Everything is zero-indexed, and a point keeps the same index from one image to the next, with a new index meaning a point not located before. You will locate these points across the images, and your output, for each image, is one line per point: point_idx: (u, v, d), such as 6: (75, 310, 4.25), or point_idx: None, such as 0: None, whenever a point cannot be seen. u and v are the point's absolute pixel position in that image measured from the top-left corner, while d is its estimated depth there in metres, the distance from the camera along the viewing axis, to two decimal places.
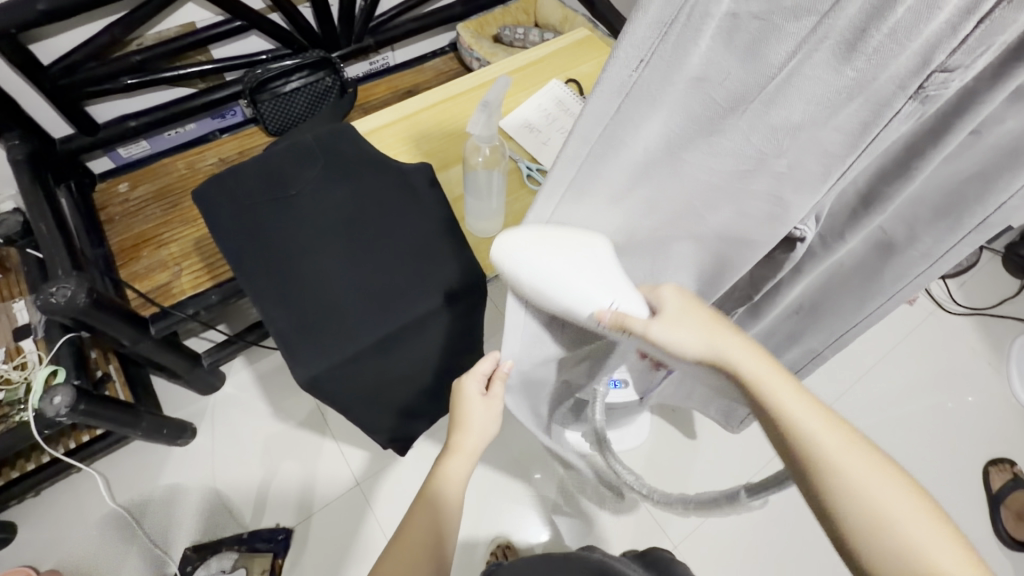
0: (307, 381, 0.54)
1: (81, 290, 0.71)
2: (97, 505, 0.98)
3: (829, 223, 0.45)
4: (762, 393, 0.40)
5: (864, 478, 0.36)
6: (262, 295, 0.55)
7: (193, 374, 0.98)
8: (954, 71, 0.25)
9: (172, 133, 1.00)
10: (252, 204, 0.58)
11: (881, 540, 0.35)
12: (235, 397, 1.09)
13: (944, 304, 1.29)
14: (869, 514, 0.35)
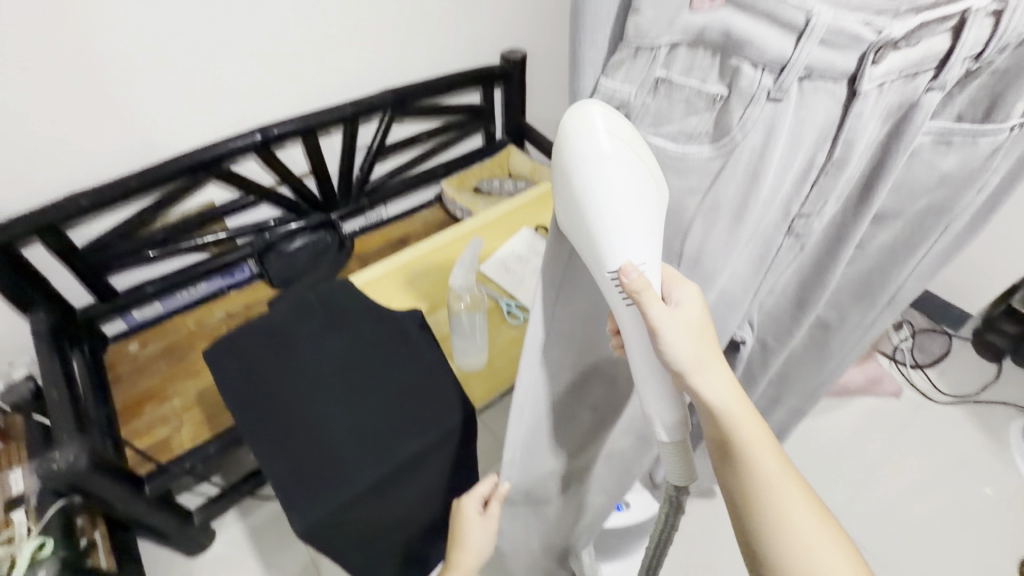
0: (304, 530, 0.56)
1: (82, 453, 0.74)
2: None
3: (776, 324, 0.58)
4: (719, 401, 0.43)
5: (778, 478, 0.42)
6: (264, 446, 0.59)
7: (184, 533, 0.96)
8: (809, 215, 0.42)
9: (184, 293, 1.08)
10: (259, 359, 0.64)
11: (785, 529, 0.41)
12: (225, 555, 1.03)
13: (930, 394, 1.31)
14: (778, 508, 0.41)
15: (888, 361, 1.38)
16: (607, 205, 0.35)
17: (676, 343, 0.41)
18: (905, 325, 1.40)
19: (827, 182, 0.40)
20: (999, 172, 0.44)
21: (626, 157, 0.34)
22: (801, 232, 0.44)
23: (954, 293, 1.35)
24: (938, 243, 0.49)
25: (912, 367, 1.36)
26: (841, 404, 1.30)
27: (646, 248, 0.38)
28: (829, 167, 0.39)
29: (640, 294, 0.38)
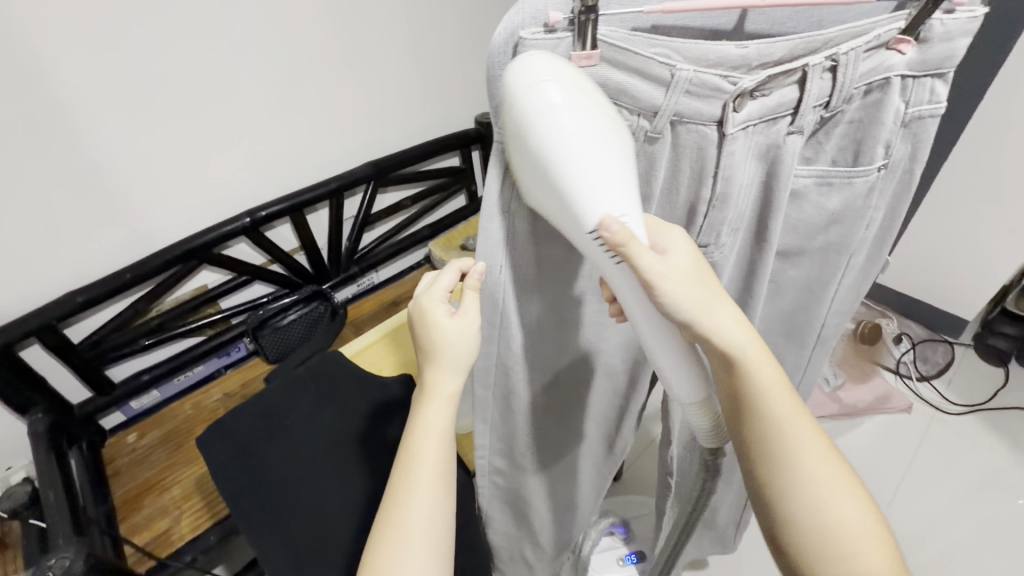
0: None
1: (80, 555, 0.73)
2: None
3: None
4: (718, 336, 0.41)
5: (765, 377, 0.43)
6: (257, 531, 0.59)
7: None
8: (707, 246, 0.45)
9: (181, 378, 1.09)
10: (250, 444, 0.65)
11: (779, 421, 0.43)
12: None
13: (940, 405, 1.29)
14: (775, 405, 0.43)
15: (893, 376, 1.36)
16: (575, 153, 0.32)
17: (679, 296, 0.39)
18: (903, 337, 1.39)
19: (716, 215, 0.42)
20: (880, 209, 0.48)
21: (574, 98, 0.32)
22: (705, 261, 0.46)
23: (947, 300, 1.36)
24: (846, 278, 0.54)
25: (917, 380, 1.34)
26: (853, 425, 1.27)
27: (625, 202, 0.35)
28: (713, 202, 0.41)
29: (625, 247, 0.35)
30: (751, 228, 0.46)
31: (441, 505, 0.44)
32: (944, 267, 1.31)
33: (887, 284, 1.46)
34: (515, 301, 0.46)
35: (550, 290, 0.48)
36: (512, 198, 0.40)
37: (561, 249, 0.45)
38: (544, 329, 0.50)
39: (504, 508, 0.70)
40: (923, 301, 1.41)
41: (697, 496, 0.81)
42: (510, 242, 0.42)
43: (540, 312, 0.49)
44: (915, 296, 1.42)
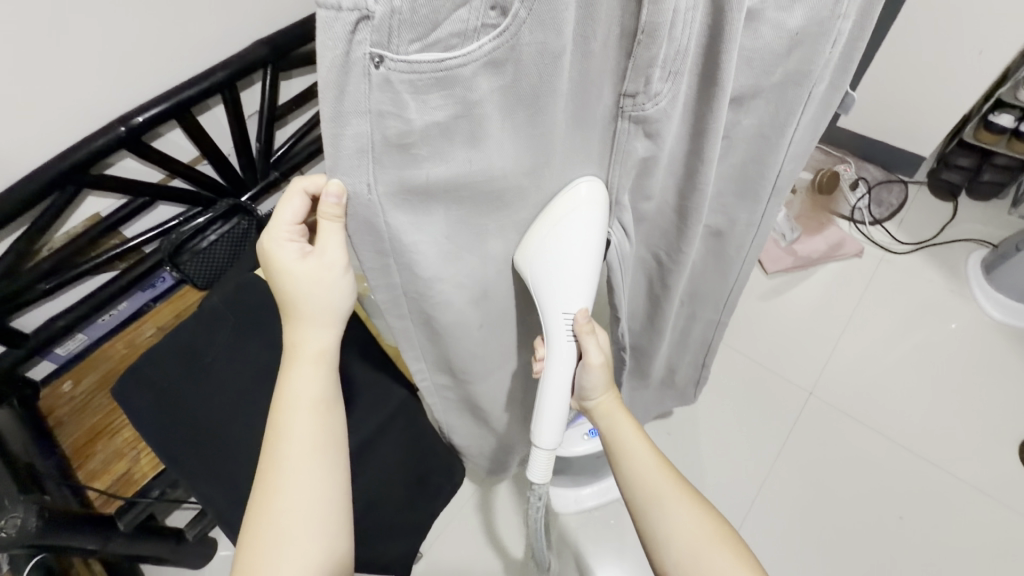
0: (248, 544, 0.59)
1: (30, 515, 0.70)
2: None
3: (663, 237, 0.54)
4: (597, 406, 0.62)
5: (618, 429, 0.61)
6: (196, 475, 0.58)
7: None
8: (636, 96, 0.38)
9: (104, 318, 1.01)
10: (169, 387, 0.59)
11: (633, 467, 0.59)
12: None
13: (890, 247, 1.30)
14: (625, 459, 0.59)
15: (848, 224, 1.35)
16: (568, 266, 0.46)
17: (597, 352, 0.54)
18: (859, 183, 1.36)
19: (649, 52, 0.34)
20: (848, 17, 0.40)
21: (584, 229, 0.45)
22: (636, 115, 0.39)
23: (908, 139, 1.32)
24: (806, 115, 0.46)
25: (870, 224, 1.33)
26: (806, 276, 1.29)
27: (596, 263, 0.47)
28: (643, 35, 0.34)
29: (585, 332, 0.52)
30: (692, 71, 0.38)
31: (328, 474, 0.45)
32: (911, 102, 1.24)
33: (849, 126, 1.39)
34: (406, 219, 0.37)
35: (460, 194, 0.38)
36: (369, 89, 0.28)
37: (458, 145, 0.34)
38: (460, 238, 0.42)
39: (462, 410, 0.67)
40: (884, 142, 1.36)
41: (651, 368, 0.81)
42: (376, 155, 0.32)
43: (450, 222, 0.40)
44: (877, 138, 1.36)
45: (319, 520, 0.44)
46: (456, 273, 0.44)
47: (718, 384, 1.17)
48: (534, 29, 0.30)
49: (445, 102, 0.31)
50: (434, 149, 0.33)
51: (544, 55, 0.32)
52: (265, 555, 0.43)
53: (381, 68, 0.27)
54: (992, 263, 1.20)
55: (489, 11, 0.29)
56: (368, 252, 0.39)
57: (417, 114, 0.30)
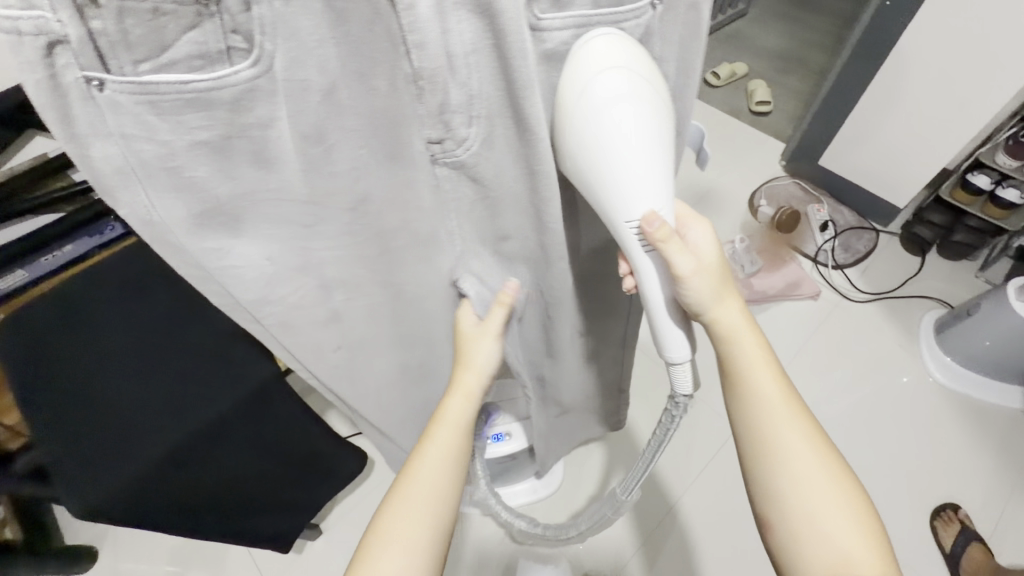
0: (81, 511, 0.53)
1: None
2: None
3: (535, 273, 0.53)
4: (741, 360, 0.49)
5: (765, 395, 0.48)
6: (41, 424, 0.55)
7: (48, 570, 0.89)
8: (443, 142, 0.37)
9: (46, 258, 0.97)
10: (42, 328, 0.57)
11: (775, 447, 0.48)
12: (121, 533, 1.00)
13: (848, 293, 1.29)
14: (762, 437, 0.48)
15: (810, 264, 1.33)
16: (626, 158, 0.37)
17: (699, 289, 0.45)
18: (829, 225, 1.35)
19: (433, 100, 0.34)
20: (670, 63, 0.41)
21: (630, 93, 0.36)
22: (450, 159, 0.39)
23: (881, 187, 1.31)
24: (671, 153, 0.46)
25: (832, 268, 1.31)
26: (760, 310, 1.27)
27: (666, 196, 0.40)
28: (422, 81, 0.33)
29: (662, 243, 0.41)
30: (501, 118, 0.38)
31: (443, 474, 0.51)
32: (886, 150, 1.23)
33: (827, 167, 1.38)
34: (210, 243, 0.35)
35: (278, 220, 0.36)
36: (101, 113, 0.27)
37: (244, 165, 0.32)
38: (300, 262, 0.40)
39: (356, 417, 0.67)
40: (858, 186, 1.35)
41: (555, 396, 0.81)
42: (139, 175, 0.30)
43: (277, 248, 0.38)
44: (852, 181, 1.35)
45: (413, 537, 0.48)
46: (307, 294, 0.42)
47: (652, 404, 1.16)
48: (290, 67, 0.29)
49: (210, 123, 0.29)
50: (217, 170, 0.31)
51: (309, 94, 0.31)
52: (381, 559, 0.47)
53: (104, 91, 0.26)
54: (945, 322, 1.18)
55: (230, 36, 0.27)
56: (178, 262, 0.35)
57: (174, 136, 0.29)
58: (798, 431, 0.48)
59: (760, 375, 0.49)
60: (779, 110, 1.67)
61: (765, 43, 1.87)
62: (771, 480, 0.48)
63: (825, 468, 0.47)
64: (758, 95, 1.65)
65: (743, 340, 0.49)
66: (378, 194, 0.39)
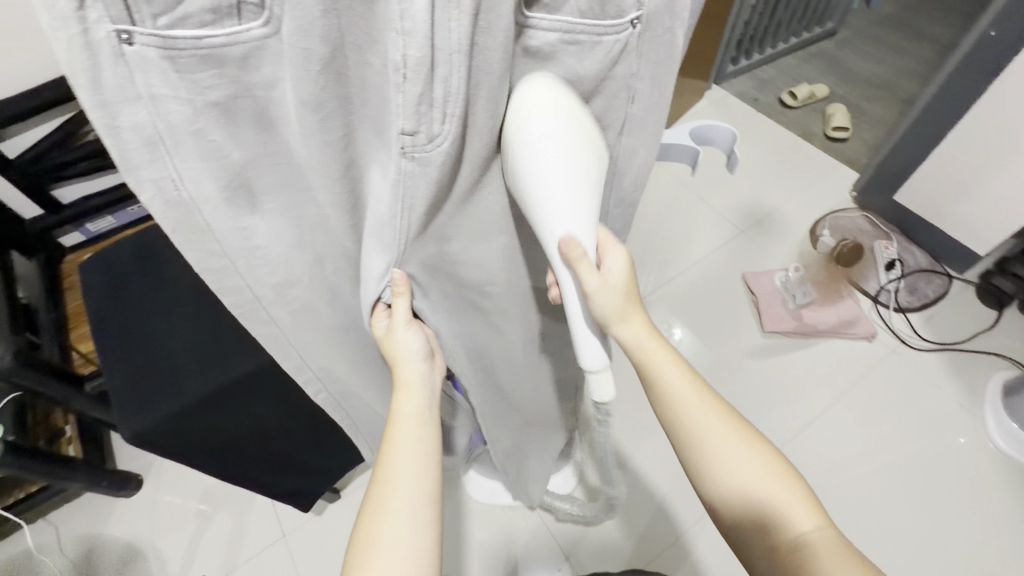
0: (130, 438, 0.57)
1: (7, 352, 0.79)
2: (31, 558, 0.98)
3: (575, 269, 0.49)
4: (641, 354, 0.51)
5: (663, 375, 0.50)
6: (109, 355, 0.62)
7: (100, 488, 0.97)
8: (417, 135, 0.32)
9: (134, 207, 1.10)
10: (123, 275, 0.67)
11: (683, 417, 0.50)
12: (165, 467, 1.08)
13: (908, 339, 1.20)
14: (670, 405, 0.50)
15: (869, 303, 1.26)
16: (543, 180, 0.38)
17: (607, 304, 0.47)
18: (897, 264, 1.27)
19: (421, 88, 0.30)
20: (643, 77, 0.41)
21: (559, 138, 0.37)
22: (422, 155, 0.34)
23: (960, 230, 1.21)
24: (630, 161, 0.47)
25: (893, 310, 1.24)
26: (807, 345, 1.21)
27: (586, 221, 0.41)
28: (410, 68, 0.29)
29: (577, 261, 0.42)
30: (485, 111, 0.35)
31: (413, 465, 0.47)
32: (970, 191, 1.14)
33: (902, 203, 1.30)
34: (216, 209, 0.34)
35: (268, 185, 0.36)
36: (127, 71, 0.27)
37: (248, 126, 0.32)
38: (303, 233, 0.40)
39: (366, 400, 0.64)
40: (934, 227, 1.26)
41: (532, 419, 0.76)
42: (168, 143, 0.30)
43: (281, 220, 0.38)
44: (928, 221, 1.26)
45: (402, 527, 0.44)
46: (302, 277, 0.43)
47: None
48: (295, 35, 0.28)
49: (219, 82, 0.29)
50: (225, 130, 0.31)
51: (310, 64, 0.29)
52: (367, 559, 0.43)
53: (132, 44, 0.26)
54: (1015, 386, 1.08)
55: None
56: (183, 229, 0.34)
57: (192, 96, 0.29)
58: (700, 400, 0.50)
59: (673, 381, 0.50)
60: (858, 138, 1.58)
61: (854, 67, 1.77)
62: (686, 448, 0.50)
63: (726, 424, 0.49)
64: (836, 120, 1.57)
65: (642, 340, 0.51)
66: (370, 177, 0.38)
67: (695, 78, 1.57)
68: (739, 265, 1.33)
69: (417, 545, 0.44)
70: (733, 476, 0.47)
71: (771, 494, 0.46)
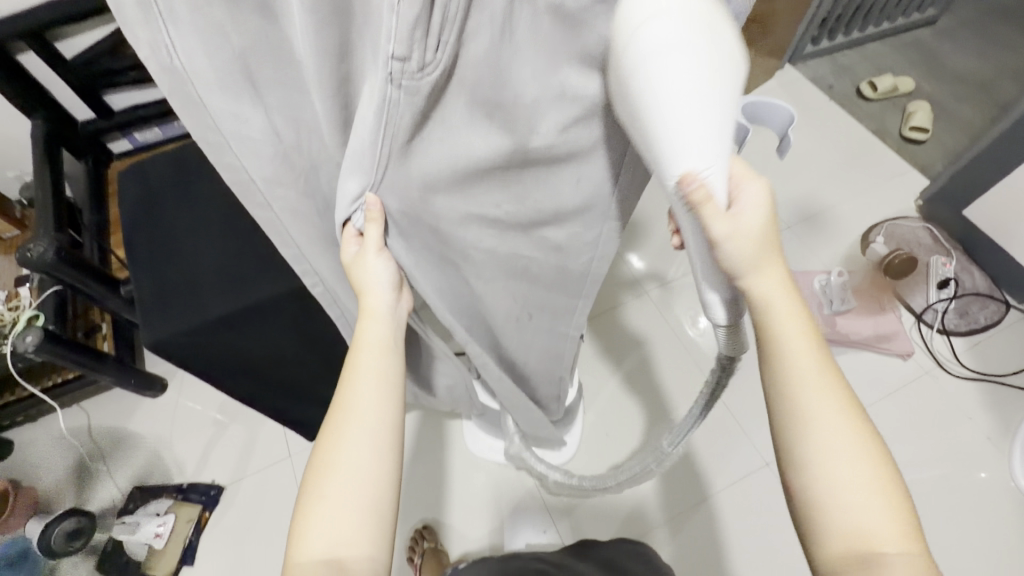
0: (151, 345, 0.58)
1: (50, 247, 0.83)
2: (61, 439, 1.07)
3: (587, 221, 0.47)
4: (768, 313, 0.40)
5: (786, 339, 0.41)
6: (139, 265, 0.63)
7: (129, 386, 1.03)
8: (406, 61, 0.28)
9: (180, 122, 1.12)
10: (157, 190, 0.68)
11: (799, 402, 0.41)
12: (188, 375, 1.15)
13: (946, 363, 1.14)
14: (788, 381, 0.41)
15: (911, 320, 1.19)
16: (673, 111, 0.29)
17: (741, 255, 0.38)
18: (951, 283, 1.19)
19: (417, 12, 0.26)
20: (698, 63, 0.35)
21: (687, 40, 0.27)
22: (405, 88, 0.29)
23: None
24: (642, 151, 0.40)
25: (936, 331, 1.16)
26: (836, 353, 1.16)
27: (714, 151, 0.31)
28: None
29: (699, 204, 0.33)
30: (489, 51, 0.30)
31: (373, 392, 0.44)
32: None
33: (970, 219, 1.20)
34: (213, 100, 0.31)
35: (264, 94, 0.32)
36: None
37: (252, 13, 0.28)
38: (296, 141, 0.36)
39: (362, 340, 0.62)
40: (1001, 249, 1.16)
41: (514, 379, 0.71)
42: (161, 6, 0.26)
43: (278, 119, 0.34)
44: (996, 241, 1.17)
45: (364, 455, 0.42)
46: (290, 197, 0.39)
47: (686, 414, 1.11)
48: None
49: None
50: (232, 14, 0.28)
51: None
52: (320, 489, 0.41)
53: None
54: None
55: None
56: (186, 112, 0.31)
57: None
58: (822, 383, 0.41)
59: (803, 367, 0.41)
60: (938, 142, 1.45)
61: (949, 62, 1.61)
62: (789, 437, 0.41)
63: (840, 414, 0.40)
64: (916, 119, 1.44)
65: (772, 298, 0.40)
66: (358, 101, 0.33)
67: (766, 57, 1.47)
68: None
69: (374, 470, 0.42)
70: (843, 483, 0.39)
71: (871, 511, 0.39)
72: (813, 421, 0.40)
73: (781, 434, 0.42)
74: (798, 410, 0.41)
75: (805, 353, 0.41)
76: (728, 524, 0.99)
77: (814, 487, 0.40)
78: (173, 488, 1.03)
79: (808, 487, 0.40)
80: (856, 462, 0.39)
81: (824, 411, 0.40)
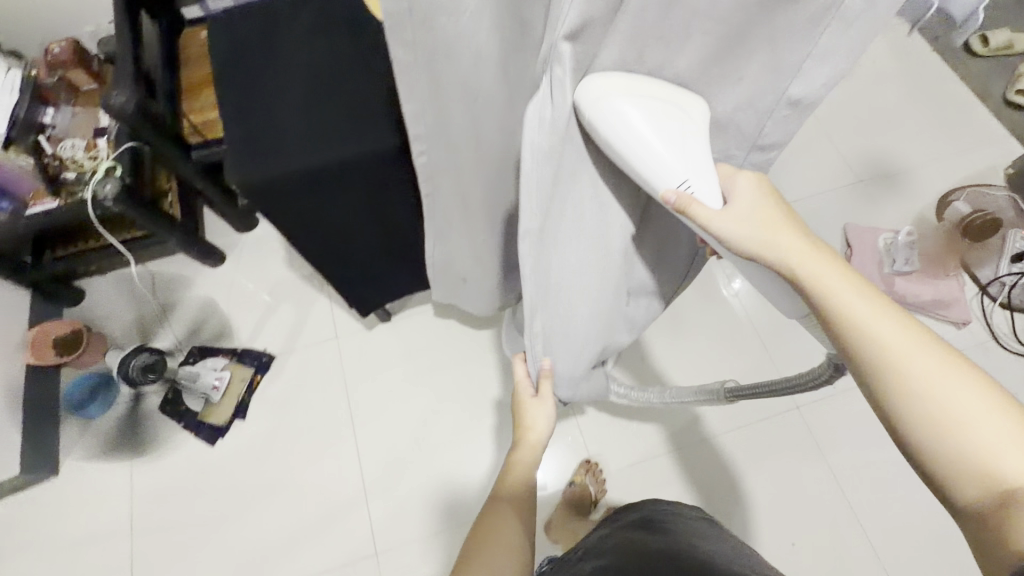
0: (238, 186, 0.60)
1: (131, 100, 0.85)
2: (127, 292, 1.14)
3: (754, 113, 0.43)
4: (807, 274, 0.42)
5: (832, 284, 0.41)
6: (230, 111, 0.63)
7: (192, 252, 1.08)
8: None
9: None
10: (249, 39, 0.68)
11: (878, 345, 0.39)
12: (245, 251, 1.19)
13: (1001, 337, 1.10)
14: (855, 327, 0.40)
15: (974, 291, 1.14)
16: None
17: (738, 232, 0.42)
18: None
19: None
20: None
21: None
22: None
23: None
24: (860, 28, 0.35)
25: (998, 304, 1.12)
26: None
27: None
28: None
29: None
30: None
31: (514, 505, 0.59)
32: None
33: None
34: None
35: None
36: None
37: None
38: None
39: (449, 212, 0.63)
40: None
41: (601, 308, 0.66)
42: None
43: None
44: None
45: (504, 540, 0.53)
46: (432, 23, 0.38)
47: (721, 351, 1.12)
48: None
49: None
50: None
51: None
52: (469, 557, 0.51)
53: None
54: None
55: None
56: None
57: None
58: (886, 317, 0.40)
59: (866, 307, 0.40)
60: None
61: None
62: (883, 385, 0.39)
63: (919, 344, 0.39)
64: None
65: (793, 250, 0.42)
66: None
67: None
68: (845, 213, 1.22)
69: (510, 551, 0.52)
70: (947, 414, 0.37)
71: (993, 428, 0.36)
72: (897, 363, 0.39)
73: (880, 388, 0.40)
74: (878, 352, 0.39)
75: (855, 295, 0.40)
76: (747, 455, 1.02)
77: (934, 426, 0.38)
78: (228, 351, 1.10)
79: (930, 433, 0.38)
80: (961, 387, 0.38)
81: (900, 347, 0.39)
